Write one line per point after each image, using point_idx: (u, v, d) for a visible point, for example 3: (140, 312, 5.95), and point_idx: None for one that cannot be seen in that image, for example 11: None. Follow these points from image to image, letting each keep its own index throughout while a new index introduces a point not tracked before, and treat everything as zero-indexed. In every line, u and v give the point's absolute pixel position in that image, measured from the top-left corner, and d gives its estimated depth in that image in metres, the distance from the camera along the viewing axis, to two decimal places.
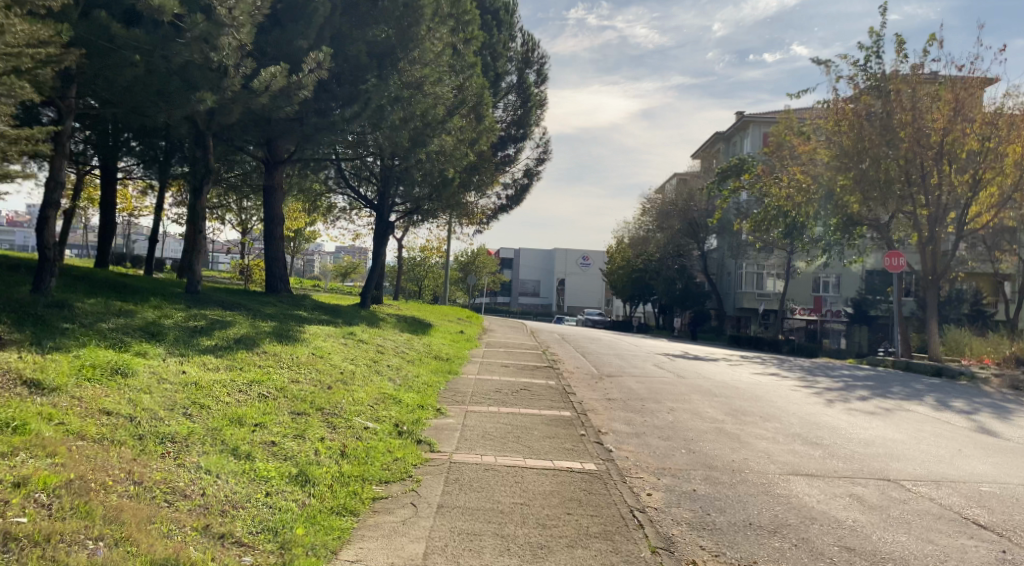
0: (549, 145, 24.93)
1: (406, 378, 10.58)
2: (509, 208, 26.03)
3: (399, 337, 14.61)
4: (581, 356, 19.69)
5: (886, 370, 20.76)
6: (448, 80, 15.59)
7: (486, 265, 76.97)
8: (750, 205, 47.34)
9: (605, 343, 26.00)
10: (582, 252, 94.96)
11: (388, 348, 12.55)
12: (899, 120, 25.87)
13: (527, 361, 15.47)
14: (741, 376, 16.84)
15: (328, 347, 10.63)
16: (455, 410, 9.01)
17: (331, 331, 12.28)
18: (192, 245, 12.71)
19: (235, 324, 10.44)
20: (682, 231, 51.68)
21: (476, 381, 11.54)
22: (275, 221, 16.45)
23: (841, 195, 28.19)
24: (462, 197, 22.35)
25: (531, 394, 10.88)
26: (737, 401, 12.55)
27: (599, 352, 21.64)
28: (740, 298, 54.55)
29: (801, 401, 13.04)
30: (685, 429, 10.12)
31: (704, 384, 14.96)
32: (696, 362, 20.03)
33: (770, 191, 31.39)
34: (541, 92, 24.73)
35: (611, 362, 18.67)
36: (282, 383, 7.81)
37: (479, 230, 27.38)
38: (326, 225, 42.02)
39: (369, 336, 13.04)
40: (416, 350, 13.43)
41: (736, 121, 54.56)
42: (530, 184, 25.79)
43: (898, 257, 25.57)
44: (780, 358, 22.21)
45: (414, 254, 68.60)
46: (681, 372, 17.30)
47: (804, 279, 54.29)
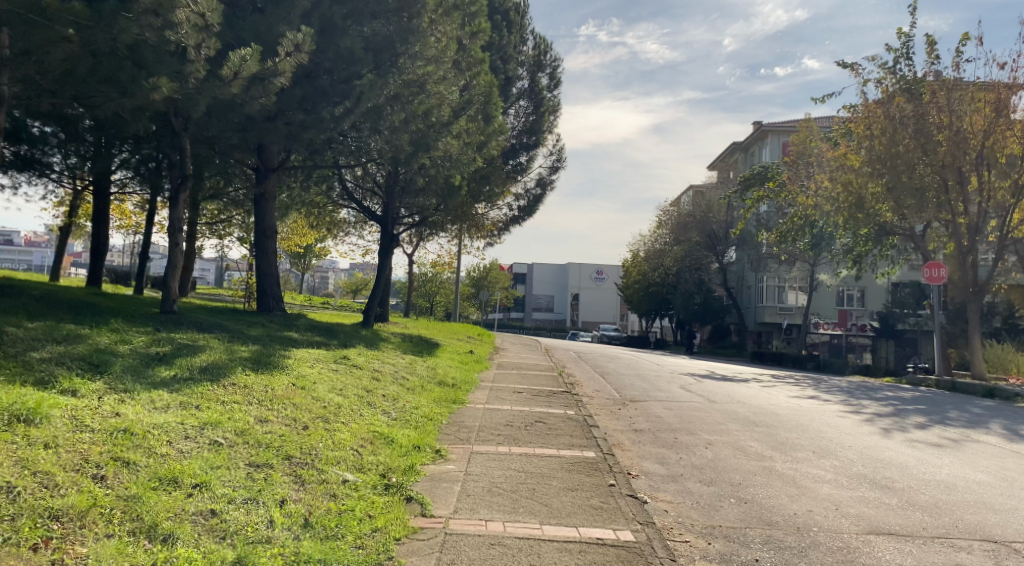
0: (563, 153, 23.57)
1: (401, 410, 9.16)
2: (521, 219, 24.64)
3: (400, 360, 13.18)
4: (600, 378, 18.17)
5: (933, 391, 19.06)
6: (454, 79, 14.28)
7: (497, 280, 75.98)
8: (771, 216, 45.82)
9: (625, 361, 24.41)
10: (596, 266, 93.50)
11: (386, 374, 11.13)
12: (935, 122, 24.37)
13: (542, 385, 13.98)
14: (779, 400, 15.28)
15: (313, 376, 9.23)
16: (458, 453, 7.56)
17: (321, 356, 10.87)
18: (169, 260, 11.35)
19: (207, 351, 9.04)
20: (701, 243, 50.17)
21: (484, 412, 10.05)
22: (267, 234, 15.09)
23: (873, 204, 26.62)
24: (471, 208, 21.01)
25: (548, 427, 9.40)
26: (782, 433, 11.06)
27: (619, 372, 20.14)
28: (761, 312, 52.80)
29: (854, 431, 11.53)
30: (729, 470, 8.64)
31: (740, 410, 13.47)
32: (726, 384, 18.47)
33: (796, 200, 29.84)
34: (555, 97, 23.41)
35: (635, 384, 17.18)
36: (245, 424, 6.40)
37: (490, 243, 26.05)
38: (336, 240, 40.83)
39: (365, 361, 11.63)
40: (418, 376, 12.00)
41: (753, 131, 53.15)
42: (543, 194, 24.43)
43: (938, 269, 23.70)
44: (816, 378, 20.62)
45: (426, 270, 67.50)
46: (712, 396, 15.79)
47: (828, 292, 52.42)
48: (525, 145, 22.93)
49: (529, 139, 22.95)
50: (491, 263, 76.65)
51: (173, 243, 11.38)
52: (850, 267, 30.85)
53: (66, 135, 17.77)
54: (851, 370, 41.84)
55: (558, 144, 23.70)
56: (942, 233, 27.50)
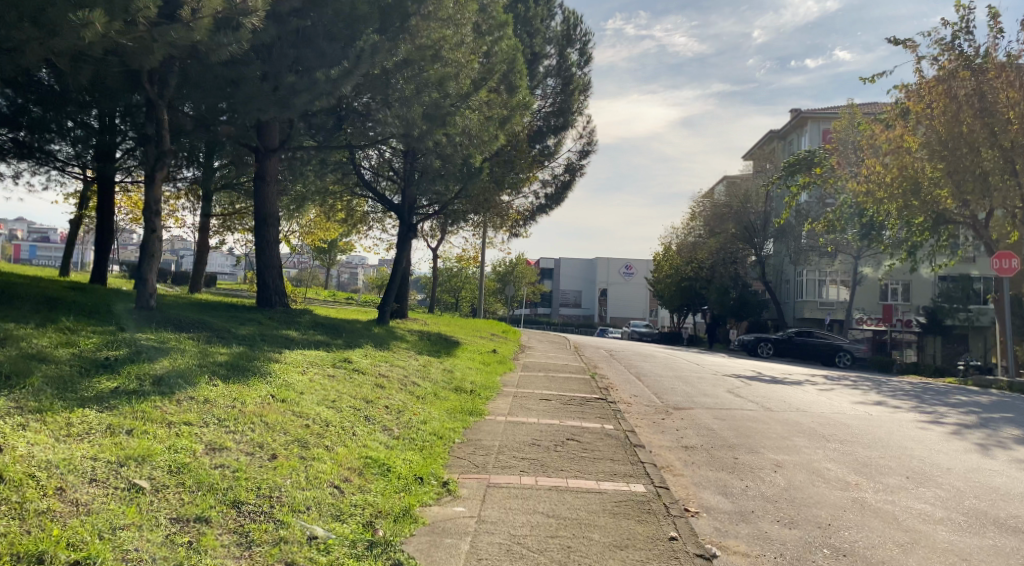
0: (594, 135, 21.84)
1: (405, 427, 7.57)
2: (548, 208, 22.98)
3: (412, 362, 11.59)
4: (637, 380, 16.46)
5: (1011, 394, 17.03)
6: (471, 44, 12.70)
7: (524, 275, 74.40)
8: (812, 207, 43.64)
9: (662, 361, 22.62)
10: (625, 261, 91.45)
11: (392, 381, 9.53)
12: (1002, 99, 22.30)
13: (574, 391, 12.31)
14: (844, 407, 13.44)
15: (299, 385, 7.66)
16: (471, 488, 5.94)
17: (317, 359, 9.30)
18: (144, 249, 9.93)
19: (173, 355, 7.52)
20: (737, 235, 48.17)
21: (505, 427, 8.42)
22: (267, 222, 13.60)
23: (931, 189, 24.51)
24: (494, 195, 19.39)
25: (583, 446, 7.75)
26: (863, 452, 9.27)
27: (657, 374, 18.39)
28: (800, 308, 50.47)
29: (944, 447, 9.72)
30: (811, 504, 6.94)
31: (802, 420, 11.69)
32: (778, 387, 16.64)
33: (845, 187, 27.76)
34: (585, 75, 21.68)
35: (677, 389, 15.43)
36: (187, 455, 4.88)
37: (516, 235, 24.44)
38: (358, 235, 39.48)
39: (369, 364, 10.05)
40: (430, 382, 10.38)
41: (791, 118, 50.94)
42: (572, 181, 22.73)
43: (1009, 258, 20.89)
44: (875, 381, 18.64)
45: (451, 264, 66.21)
46: (766, 402, 13.99)
47: (871, 287, 49.83)
48: (554, 127, 21.27)
49: (556, 121, 21.30)
50: (517, 258, 75.18)
51: (148, 230, 9.96)
52: (904, 259, 28.64)
53: (60, 117, 16.55)
54: (898, 369, 39.51)
55: (589, 126, 22.00)
56: (1007, 220, 25.23)
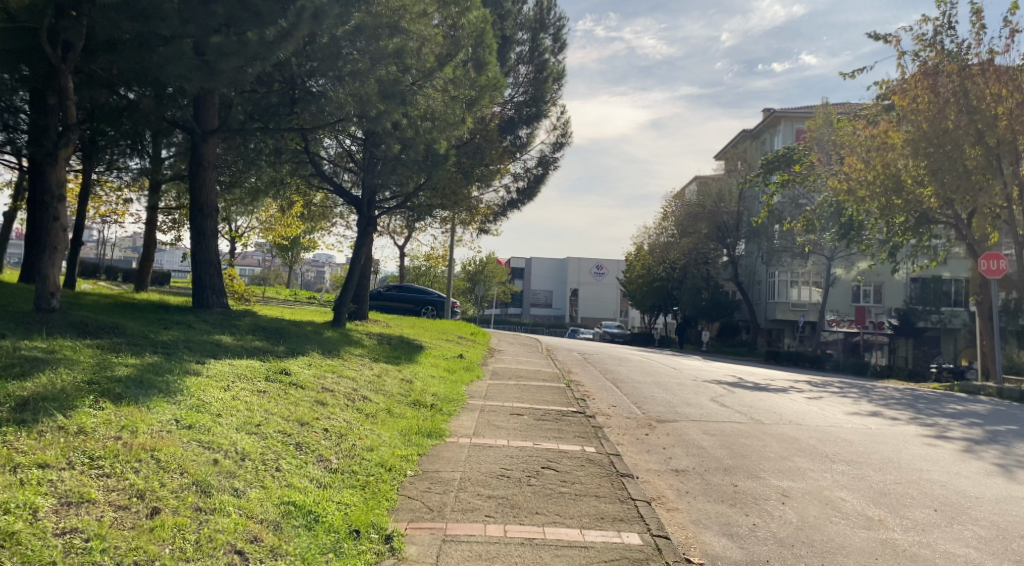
0: (568, 125, 20.63)
1: (346, 458, 6.24)
2: (520, 204, 21.72)
3: (364, 372, 10.22)
4: (615, 388, 15.27)
5: (1005, 402, 16.17)
6: (433, 16, 11.39)
7: (494, 274, 73.20)
8: (785, 207, 43.11)
9: (639, 365, 21.50)
10: (595, 261, 90.67)
11: (338, 397, 8.16)
12: (988, 94, 21.59)
13: (548, 402, 11.05)
14: (840, 419, 12.37)
15: (216, 406, 6.26)
16: (421, 545, 4.65)
17: (248, 371, 7.87)
18: (45, 241, 8.39)
19: (55, 368, 6.06)
20: (710, 235, 47.46)
21: (469, 453, 7.11)
22: (203, 211, 12.09)
23: (914, 188, 23.75)
24: (462, 189, 18.08)
25: (560, 476, 6.50)
26: (876, 476, 8.15)
27: (635, 379, 17.25)
28: (772, 309, 49.88)
29: (963, 468, 8.64)
30: (833, 550, 5.76)
31: (799, 436, 10.56)
32: (764, 395, 15.58)
33: (825, 186, 26.99)
34: (560, 62, 20.49)
35: (658, 397, 14.24)
36: (18, 520, 3.49)
37: (485, 232, 23.13)
38: (322, 231, 37.81)
39: (312, 377, 8.65)
40: (385, 397, 9.03)
41: (764, 118, 50.50)
42: (545, 175, 21.51)
43: (997, 260, 20.16)
44: (863, 388, 17.68)
45: (418, 263, 64.68)
46: (755, 412, 12.88)
47: (843, 288, 49.36)
48: (526, 116, 20.00)
49: (529, 110, 20.05)
50: (487, 257, 73.84)
51: (51, 218, 8.40)
52: (883, 260, 27.93)
53: None
54: (872, 371, 38.90)
55: (563, 117, 20.81)
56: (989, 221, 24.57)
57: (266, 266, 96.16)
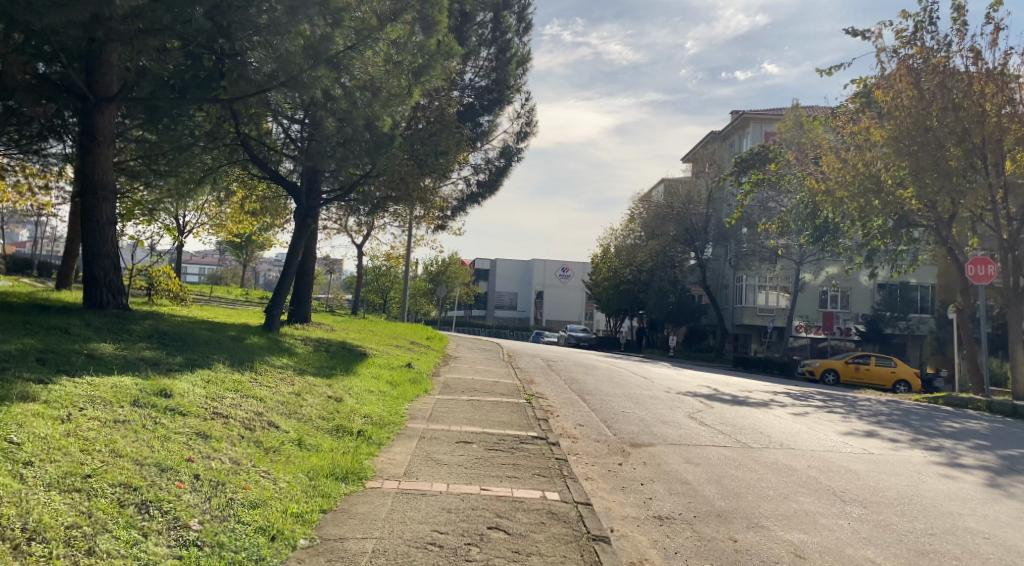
0: (533, 112, 18.96)
1: (212, 522, 4.44)
2: (480, 198, 19.95)
3: (279, 389, 8.39)
4: (582, 403, 13.63)
5: (1002, 419, 14.93)
6: None
7: (457, 275, 71.39)
8: (755, 210, 42.09)
9: (608, 374, 19.92)
10: (561, 263, 89.31)
11: (230, 427, 6.36)
12: (974, 91, 20.51)
13: (504, 424, 9.34)
14: (836, 442, 10.88)
15: (28, 449, 4.41)
16: None
17: (108, 394, 6.01)
18: None
19: None
20: (678, 238, 46.33)
21: (393, 507, 5.36)
22: (99, 193, 10.16)
23: (895, 188, 22.61)
24: (415, 178, 16.27)
25: (510, 544, 4.80)
26: (901, 525, 6.58)
27: (604, 391, 15.63)
28: (739, 314, 48.82)
29: (999, 512, 7.13)
30: None
31: (796, 466, 9.01)
32: (746, 410, 14.07)
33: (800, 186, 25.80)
34: (525, 43, 18.84)
35: (629, 415, 12.64)
36: None
37: (443, 229, 21.33)
38: (273, 227, 35.60)
39: (203, 399, 6.82)
40: (298, 424, 7.25)
41: (734, 119, 49.59)
42: (508, 167, 19.80)
43: (986, 266, 19.10)
44: (849, 402, 16.30)
45: (378, 263, 62.52)
46: (741, 433, 11.34)
47: (811, 293, 48.55)
48: (488, 101, 18.26)
49: (491, 95, 18.31)
50: (450, 258, 71.97)
51: None
52: (860, 264, 26.81)
53: None
54: None
55: (527, 105, 19.13)
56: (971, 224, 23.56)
57: (223, 265, 92.87)
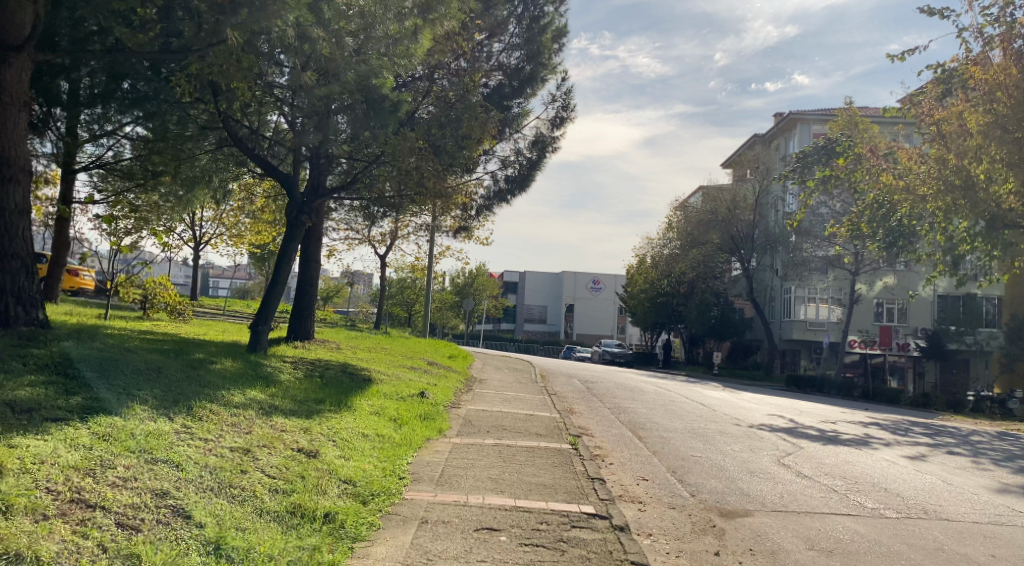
0: (571, 96, 16.30)
1: None
2: (510, 197, 17.28)
3: (216, 443, 5.75)
4: (640, 444, 10.79)
5: None
6: None
7: (485, 287, 69.00)
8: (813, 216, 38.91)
9: (660, 400, 17.03)
10: (592, 276, 86.32)
11: (80, 532, 3.68)
12: None
13: (546, 490, 6.61)
14: (998, 507, 7.92)
15: None
16: None
17: None
18: None
19: None
20: (722, 246, 43.23)
21: None
22: (10, 172, 8.33)
23: (991, 185, 19.46)
24: (431, 169, 13.64)
25: None
26: None
27: (661, 425, 12.77)
28: (787, 328, 45.39)
29: None
30: None
31: (973, 556, 6.10)
32: (846, 452, 11.10)
33: (871, 187, 22.74)
34: (560, 17, 16.26)
35: (702, 463, 9.79)
36: None
37: (466, 232, 18.67)
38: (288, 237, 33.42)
39: (59, 476, 4.15)
40: (226, 509, 4.61)
41: (780, 120, 46.58)
42: (542, 161, 17.09)
43: None
44: (963, 440, 13.23)
45: (404, 275, 60.23)
46: (860, 492, 8.42)
47: (864, 306, 45.09)
48: (519, 79, 15.77)
49: (523, 72, 15.76)
50: (477, 270, 69.65)
51: None
52: (938, 273, 23.62)
53: None
54: (907, 401, 34.29)
55: (564, 87, 16.50)
56: None
57: (251, 278, 91.58)
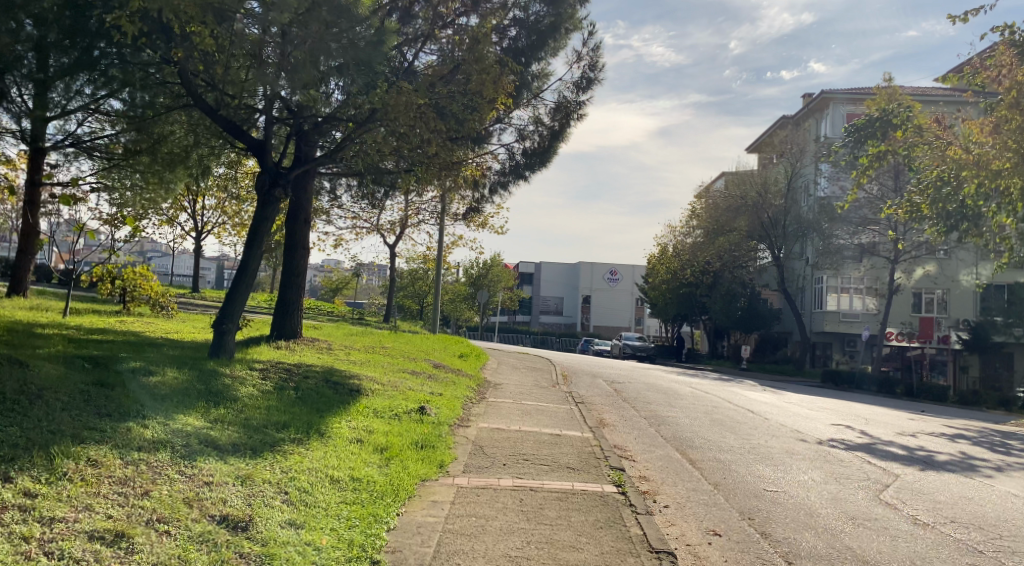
0: (598, 52, 13.97)
1: None
2: (527, 171, 14.97)
3: (62, 528, 3.57)
4: (698, 476, 8.50)
5: None
6: None
7: (500, 278, 66.86)
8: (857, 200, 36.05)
9: (703, 407, 14.73)
10: (610, 266, 83.83)
11: None
12: None
13: None
14: None
15: None
16: None
17: None
18: None
19: None
20: (751, 233, 40.62)
21: None
22: None
23: None
24: (431, 134, 11.38)
25: None
26: None
27: (716, 445, 10.48)
28: (818, 321, 42.91)
29: None
30: None
31: None
32: (953, 481, 8.79)
33: (932, 164, 20.17)
34: None
35: (786, 504, 7.51)
36: None
37: (478, 213, 16.40)
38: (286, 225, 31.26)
39: None
40: None
41: (811, 100, 43.80)
42: (563, 130, 14.75)
43: None
44: None
45: (416, 265, 58.21)
46: (1016, 555, 6.10)
47: (901, 296, 42.48)
48: (538, 32, 13.43)
49: (543, 24, 13.40)
50: (492, 260, 67.49)
51: None
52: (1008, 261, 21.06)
53: None
54: (954, 398, 31.76)
55: (591, 44, 14.18)
56: None
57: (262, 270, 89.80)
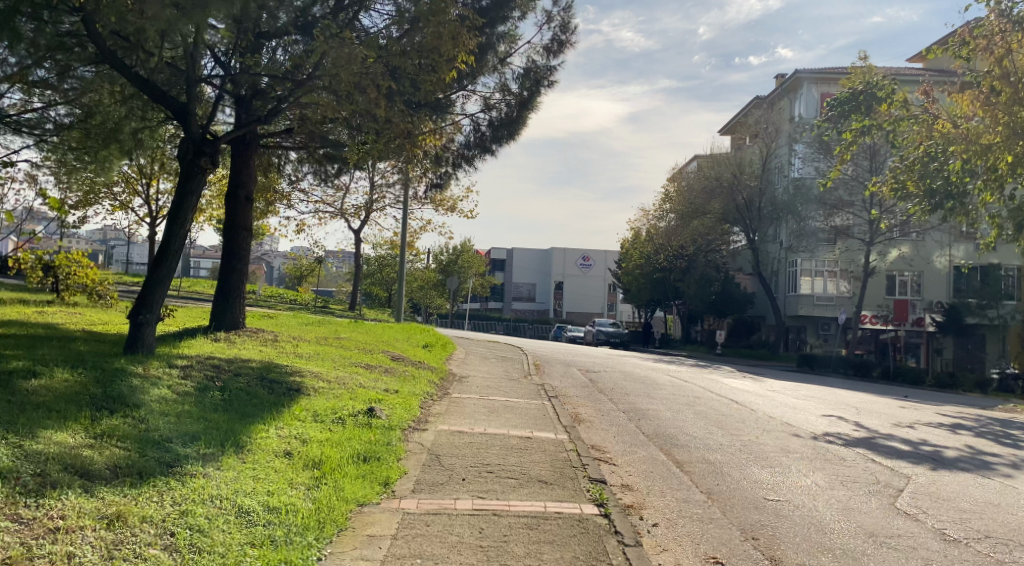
0: (569, 12, 12.76)
1: None
2: (494, 144, 13.70)
3: None
4: (689, 484, 7.41)
5: None
6: None
7: (470, 264, 65.47)
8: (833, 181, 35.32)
9: (684, 397, 13.70)
10: (582, 251, 82.94)
11: None
12: None
13: None
14: None
15: None
16: None
17: None
18: None
19: None
20: (726, 216, 39.71)
21: None
22: None
23: None
24: (382, 97, 10.06)
25: None
26: None
27: (703, 443, 9.42)
28: (792, 304, 42.40)
29: None
30: None
31: None
32: (971, 482, 7.84)
33: (918, 140, 19.33)
34: None
35: (792, 517, 6.47)
36: None
37: (440, 191, 15.08)
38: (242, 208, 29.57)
39: None
40: None
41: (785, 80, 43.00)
42: (532, 98, 13.51)
43: None
44: None
45: (383, 252, 56.55)
46: None
47: (875, 279, 42.09)
48: None
49: None
50: (462, 246, 66.08)
51: None
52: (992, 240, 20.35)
53: None
54: (930, 381, 31.34)
55: (562, 4, 12.98)
56: None
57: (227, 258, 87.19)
